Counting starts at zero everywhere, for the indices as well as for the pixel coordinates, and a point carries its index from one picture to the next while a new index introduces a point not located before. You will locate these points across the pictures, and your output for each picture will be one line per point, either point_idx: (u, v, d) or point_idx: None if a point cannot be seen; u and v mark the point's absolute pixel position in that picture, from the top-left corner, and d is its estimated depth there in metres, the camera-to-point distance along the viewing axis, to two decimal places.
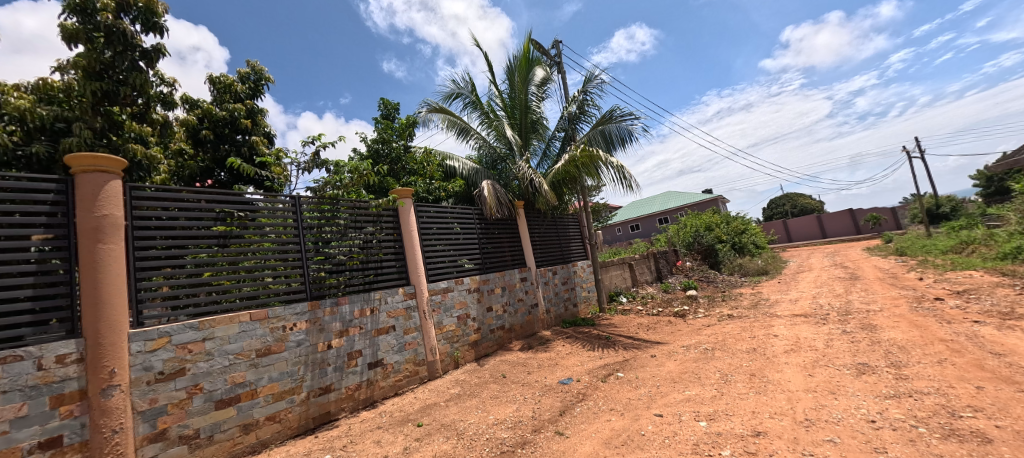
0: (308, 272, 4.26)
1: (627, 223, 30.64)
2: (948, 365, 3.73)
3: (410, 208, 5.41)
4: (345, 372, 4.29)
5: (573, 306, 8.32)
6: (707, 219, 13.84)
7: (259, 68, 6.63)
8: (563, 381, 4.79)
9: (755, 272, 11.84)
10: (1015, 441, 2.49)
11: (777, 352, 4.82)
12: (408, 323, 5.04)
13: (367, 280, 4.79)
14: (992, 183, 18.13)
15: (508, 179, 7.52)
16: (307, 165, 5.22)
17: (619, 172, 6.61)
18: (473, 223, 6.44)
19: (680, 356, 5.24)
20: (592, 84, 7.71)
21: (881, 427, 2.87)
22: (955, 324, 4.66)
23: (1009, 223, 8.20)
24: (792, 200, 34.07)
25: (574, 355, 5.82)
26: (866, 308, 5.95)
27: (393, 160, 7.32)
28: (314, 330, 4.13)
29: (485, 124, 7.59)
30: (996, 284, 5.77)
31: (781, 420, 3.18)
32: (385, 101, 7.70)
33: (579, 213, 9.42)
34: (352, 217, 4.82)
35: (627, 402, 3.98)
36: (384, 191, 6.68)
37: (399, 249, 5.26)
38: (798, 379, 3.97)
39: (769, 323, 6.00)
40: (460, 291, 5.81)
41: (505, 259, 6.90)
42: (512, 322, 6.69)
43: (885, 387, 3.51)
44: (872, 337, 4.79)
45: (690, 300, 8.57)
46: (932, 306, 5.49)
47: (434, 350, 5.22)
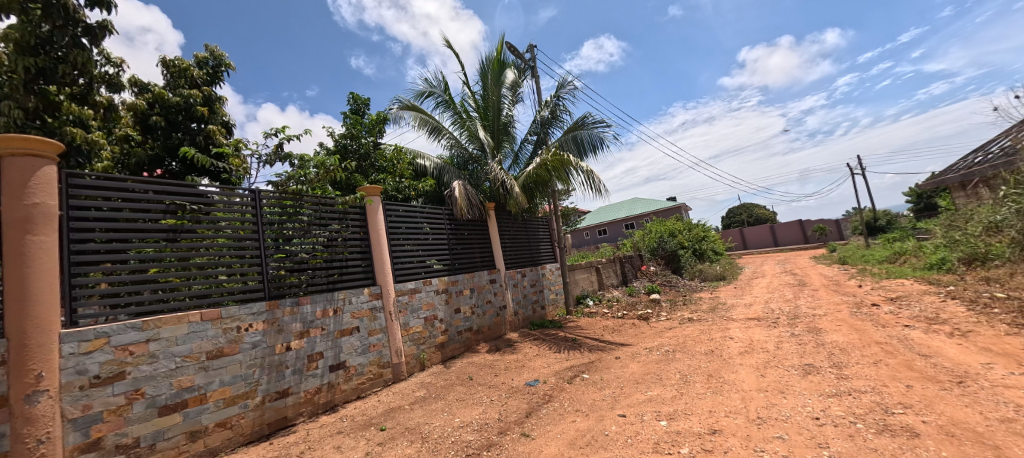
0: (267, 270, 4.08)
1: (595, 227, 31.36)
2: (883, 366, 4.06)
3: (378, 206, 5.29)
4: (304, 375, 4.12)
5: (541, 309, 8.39)
6: (671, 225, 14.35)
7: (219, 53, 6.29)
8: (530, 383, 4.82)
9: (714, 277, 12.40)
10: (939, 434, 2.74)
11: (732, 354, 5.06)
12: (373, 324, 4.91)
13: (331, 280, 4.64)
14: (922, 200, 19.88)
15: (479, 180, 7.51)
16: (269, 158, 4.99)
17: (589, 177, 6.75)
18: (443, 224, 6.38)
19: (643, 358, 5.40)
20: (564, 90, 7.83)
21: (824, 423, 3.08)
22: (890, 328, 5.08)
23: (935, 237, 9.03)
24: (749, 210, 35.97)
25: (541, 357, 5.87)
26: (812, 312, 6.37)
27: (361, 157, 7.12)
28: (272, 332, 3.95)
29: (458, 124, 7.55)
30: (924, 292, 6.33)
31: (736, 419, 3.34)
32: (355, 96, 7.49)
33: (549, 217, 9.52)
34: (316, 214, 4.65)
35: (592, 403, 4.05)
36: (353, 188, 6.65)
37: (365, 248, 5.12)
38: (751, 379, 4.20)
39: (726, 326, 6.31)
40: (428, 292, 5.74)
41: (474, 260, 6.88)
42: (480, 324, 6.67)
43: (828, 386, 3.77)
44: (817, 339, 5.13)
45: (654, 303, 8.87)
46: (869, 311, 5.95)
47: (400, 352, 5.12)
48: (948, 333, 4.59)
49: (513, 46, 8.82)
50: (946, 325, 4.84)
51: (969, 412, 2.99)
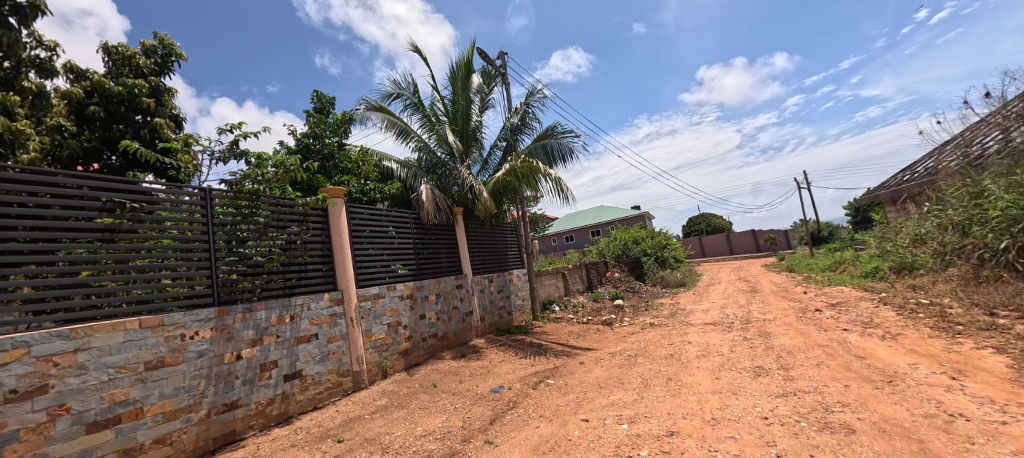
0: (217, 274, 3.83)
1: (562, 234, 31.84)
2: (824, 367, 4.36)
3: (341, 208, 5.11)
4: (255, 386, 3.89)
5: (507, 315, 8.38)
6: (634, 233, 14.79)
7: (169, 42, 5.90)
8: (495, 389, 4.79)
9: (674, 284, 12.88)
10: (871, 430, 2.97)
11: (690, 357, 5.27)
12: (333, 331, 4.72)
13: (288, 285, 4.42)
14: (859, 213, 21.58)
15: (447, 184, 7.45)
16: (223, 154, 4.71)
17: (557, 184, 6.85)
18: (410, 228, 6.26)
19: (607, 362, 5.51)
20: (534, 97, 7.94)
21: (772, 423, 3.26)
22: (830, 331, 5.47)
23: (869, 247, 9.83)
24: (706, 219, 37.71)
25: (506, 363, 5.85)
26: (763, 317, 6.75)
27: (325, 157, 6.86)
28: (221, 340, 3.70)
29: (427, 128, 7.47)
30: (860, 298, 6.87)
31: (692, 420, 3.47)
32: (319, 94, 7.24)
33: (517, 222, 9.55)
34: (274, 216, 4.43)
35: (556, 409, 4.08)
36: (314, 190, 6.40)
37: (326, 252, 4.93)
38: (707, 382, 4.38)
39: (685, 331, 6.56)
40: (392, 297, 5.59)
41: (441, 265, 6.78)
42: (446, 330, 6.57)
43: (776, 387, 4.00)
44: (766, 343, 5.44)
45: (617, 309, 9.08)
46: (813, 315, 6.38)
47: (361, 360, 4.94)
48: (880, 336, 5.00)
49: (483, 52, 8.85)
50: (879, 329, 5.26)
51: (898, 409, 3.26)
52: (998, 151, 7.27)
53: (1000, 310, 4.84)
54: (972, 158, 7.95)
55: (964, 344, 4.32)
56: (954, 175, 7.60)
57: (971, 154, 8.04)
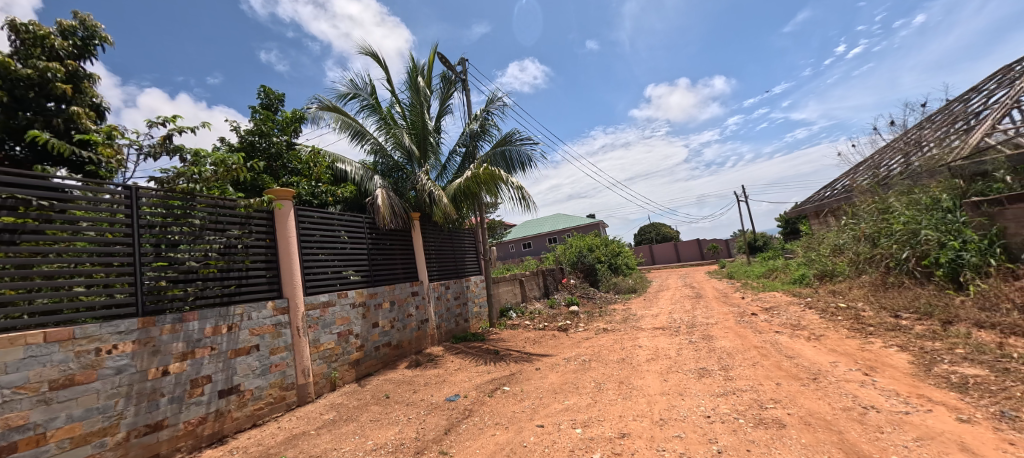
0: (142, 282, 3.48)
1: (519, 241, 32.16)
2: (759, 366, 4.72)
3: (289, 210, 4.83)
4: (185, 404, 3.56)
5: (464, 322, 8.30)
6: (590, 240, 15.23)
7: (91, 23, 5.34)
8: (450, 398, 4.71)
9: (626, 290, 13.41)
10: (799, 424, 3.24)
11: (640, 361, 5.48)
12: (276, 342, 4.42)
13: (226, 292, 4.10)
14: (789, 225, 23.57)
15: (404, 188, 7.30)
16: (154, 150, 4.31)
17: (517, 192, 6.92)
18: (363, 233, 6.04)
19: (562, 368, 5.60)
20: (493, 105, 8.00)
21: (714, 420, 3.48)
22: (765, 333, 5.93)
23: (797, 256, 10.80)
24: (656, 228, 39.60)
25: (462, 371, 5.77)
26: (706, 321, 7.19)
27: (272, 156, 6.44)
28: (145, 354, 3.35)
29: (384, 131, 7.30)
30: (790, 302, 7.53)
31: (642, 421, 3.62)
32: (267, 89, 6.83)
33: (476, 229, 9.51)
34: (211, 218, 4.10)
35: (511, 416, 4.08)
36: (259, 191, 6.00)
37: (271, 257, 4.63)
38: (656, 384, 4.59)
39: (636, 335, 6.83)
40: (343, 305, 5.35)
41: (396, 271, 6.59)
42: (400, 338, 6.38)
43: (717, 387, 4.26)
44: (709, 345, 5.79)
45: (572, 315, 9.26)
46: (750, 319, 6.89)
47: (307, 372, 4.66)
48: (807, 337, 5.49)
49: (444, 57, 8.80)
50: (806, 331, 5.76)
51: (821, 403, 3.59)
52: (901, 173, 8.27)
53: (903, 312, 5.49)
54: (880, 177, 9.00)
55: (875, 343, 4.84)
56: (866, 192, 8.57)
57: (880, 175, 9.09)
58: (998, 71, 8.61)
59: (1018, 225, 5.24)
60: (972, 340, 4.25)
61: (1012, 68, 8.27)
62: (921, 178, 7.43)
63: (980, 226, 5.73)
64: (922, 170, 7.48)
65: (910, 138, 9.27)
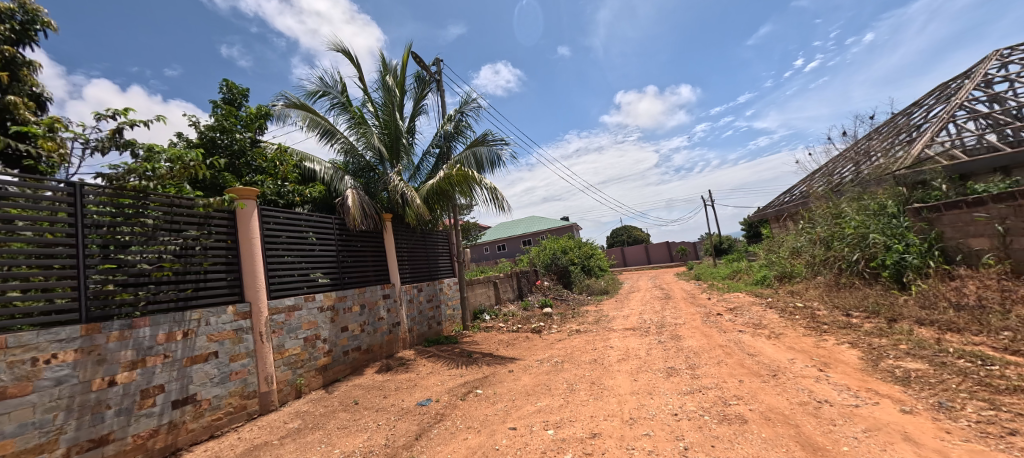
0: (86, 286, 3.22)
1: (494, 243, 32.17)
2: (724, 365, 4.90)
3: (253, 210, 4.62)
4: (133, 416, 3.32)
5: (437, 325, 8.19)
6: (564, 242, 15.39)
7: (33, 7, 4.93)
8: (422, 402, 4.62)
9: (599, 291, 13.64)
10: (760, 419, 3.39)
11: (612, 361, 5.58)
12: (237, 348, 4.21)
13: (182, 297, 3.86)
14: (752, 228, 24.61)
15: (376, 189, 7.14)
16: (102, 144, 4.00)
17: (491, 193, 6.91)
18: (332, 234, 5.85)
19: (535, 369, 5.62)
20: (468, 106, 7.97)
21: (681, 418, 3.58)
22: (729, 333, 6.17)
23: (759, 258, 11.33)
24: (628, 231, 40.56)
25: (434, 374, 5.69)
26: (675, 321, 7.41)
27: (234, 153, 6.08)
28: (89, 363, 3.10)
29: (355, 130, 7.11)
30: (752, 303, 7.87)
31: (613, 421, 3.67)
32: (230, 84, 6.52)
33: (449, 231, 9.41)
34: (165, 217, 3.85)
35: (484, 419, 4.05)
36: (220, 189, 5.68)
37: (232, 259, 4.40)
38: (627, 383, 4.68)
39: (607, 336, 6.95)
40: (310, 309, 5.16)
41: (366, 274, 6.43)
42: (370, 342, 6.21)
43: (685, 385, 4.39)
44: (677, 345, 5.96)
45: (546, 317, 9.32)
46: (715, 319, 7.16)
47: (270, 379, 4.46)
48: (767, 335, 5.75)
49: (418, 56, 8.68)
50: (767, 329, 6.04)
51: (780, 399, 3.76)
52: (852, 180, 8.83)
53: (853, 311, 5.85)
54: (834, 184, 9.57)
55: (829, 340, 5.13)
56: (821, 198, 9.09)
57: (833, 182, 9.67)
58: (937, 88, 9.37)
59: (954, 230, 5.70)
60: (913, 336, 4.58)
61: (948, 86, 9.01)
62: (869, 186, 7.96)
63: (920, 230, 6.19)
64: (870, 178, 8.02)
65: (860, 148, 9.94)
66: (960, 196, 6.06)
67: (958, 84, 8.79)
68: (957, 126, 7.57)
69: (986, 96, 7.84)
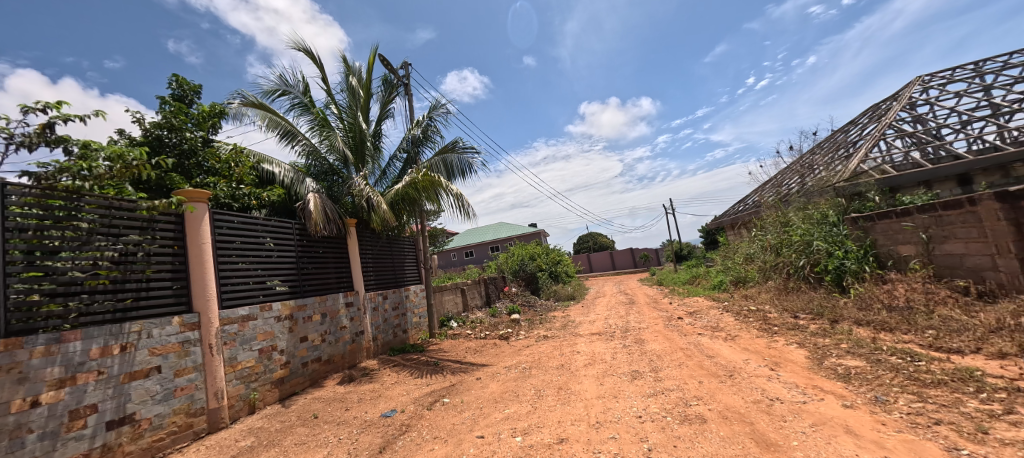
0: (6, 296, 2.90)
1: (461, 249, 31.94)
2: (685, 367, 5.08)
3: (203, 214, 4.33)
4: (60, 440, 3.01)
5: (402, 333, 7.99)
6: (531, 248, 15.50)
7: None
8: (386, 413, 4.48)
9: (566, 297, 13.82)
10: (718, 418, 3.53)
11: (578, 366, 5.65)
12: (182, 362, 3.91)
13: (120, 308, 3.55)
14: (709, 235, 25.78)
15: (340, 193, 6.92)
16: (30, 139, 3.62)
17: (458, 200, 6.87)
18: (292, 240, 5.60)
19: (503, 376, 5.59)
20: (437, 111, 7.91)
21: (645, 420, 3.67)
22: (689, 336, 6.42)
23: (715, 264, 11.91)
24: (593, 238, 41.45)
25: (399, 384, 5.53)
26: (639, 326, 7.63)
27: (183, 153, 5.64)
28: (7, 383, 2.79)
29: (318, 133, 6.87)
30: (710, 306, 8.24)
31: (580, 426, 3.71)
32: (180, 79, 6.12)
33: (416, 237, 9.25)
34: (103, 221, 3.53)
35: (451, 428, 3.97)
36: (166, 192, 5.26)
37: (179, 266, 4.09)
38: (593, 388, 4.76)
39: (574, 341, 7.04)
40: (266, 319, 4.89)
41: (328, 281, 6.19)
42: (331, 352, 5.97)
43: (648, 387, 4.52)
44: (641, 349, 6.12)
45: (513, 323, 9.32)
46: (676, 322, 7.43)
47: (220, 395, 4.17)
48: (724, 338, 6.04)
49: (385, 59, 8.54)
50: (724, 332, 6.33)
51: (736, 398, 3.95)
52: (798, 191, 9.48)
53: (800, 313, 6.26)
54: (783, 193, 10.25)
55: (779, 341, 5.46)
56: (771, 207, 9.70)
57: (782, 192, 10.33)
58: (870, 108, 10.27)
59: (886, 238, 6.24)
60: (853, 336, 4.96)
61: (879, 107, 9.91)
62: (812, 196, 8.59)
63: (857, 238, 6.74)
64: (814, 189, 8.66)
65: (805, 162, 10.70)
66: (891, 207, 6.69)
67: (887, 105, 9.68)
68: (887, 143, 8.33)
69: (911, 116, 8.68)
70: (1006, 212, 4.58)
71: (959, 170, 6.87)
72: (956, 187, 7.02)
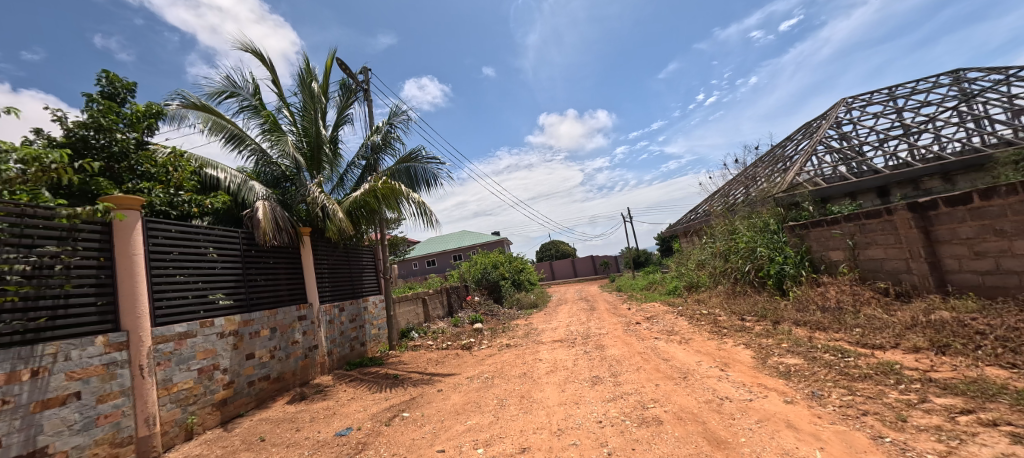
0: None
1: (422, 258, 31.38)
2: (642, 370, 5.25)
3: (135, 222, 3.96)
4: None
5: (360, 346, 7.67)
6: (494, 256, 15.46)
7: None
8: (341, 432, 4.26)
9: (528, 304, 13.90)
10: (673, 419, 3.67)
11: (541, 374, 5.68)
12: (107, 387, 3.52)
13: (32, 328, 3.15)
14: (665, 242, 26.88)
15: (293, 201, 6.60)
16: None
17: (420, 208, 6.74)
18: (238, 250, 5.24)
19: (465, 387, 5.50)
20: (398, 118, 7.76)
21: (604, 425, 3.74)
22: (646, 340, 6.64)
23: (670, 270, 12.46)
24: (555, 246, 42.12)
25: (356, 401, 5.28)
26: (599, 331, 7.79)
27: (113, 157, 5.11)
28: None
29: (269, 137, 6.52)
30: (666, 311, 8.59)
31: (542, 434, 3.72)
32: (111, 75, 5.60)
33: (375, 246, 8.98)
34: (13, 230, 3.13)
35: (410, 444, 3.85)
36: (91, 198, 4.74)
37: (105, 280, 3.70)
38: (555, 395, 4.79)
39: (536, 349, 7.07)
40: (207, 336, 4.53)
41: (280, 293, 5.85)
42: (281, 369, 5.61)
43: (608, 392, 4.62)
44: (602, 354, 6.26)
45: (476, 333, 9.21)
46: (635, 327, 7.68)
47: (151, 421, 3.79)
48: (678, 341, 6.31)
49: (343, 63, 8.30)
50: (678, 336, 6.60)
51: (690, 399, 4.12)
52: (742, 201, 10.14)
53: (746, 316, 6.67)
54: (729, 203, 10.96)
55: (728, 343, 5.78)
56: (719, 216, 10.34)
57: (729, 202, 11.02)
58: (803, 126, 11.23)
59: (819, 245, 6.81)
60: (792, 335, 5.35)
61: (811, 124, 10.86)
62: (754, 206, 9.25)
63: (795, 244, 7.31)
64: (756, 199, 9.33)
65: (749, 174, 11.50)
66: (822, 216, 7.32)
67: (818, 123, 10.62)
68: (818, 158, 9.13)
69: (837, 134, 9.58)
70: (916, 221, 5.14)
71: (878, 183, 7.65)
72: (876, 198, 7.81)
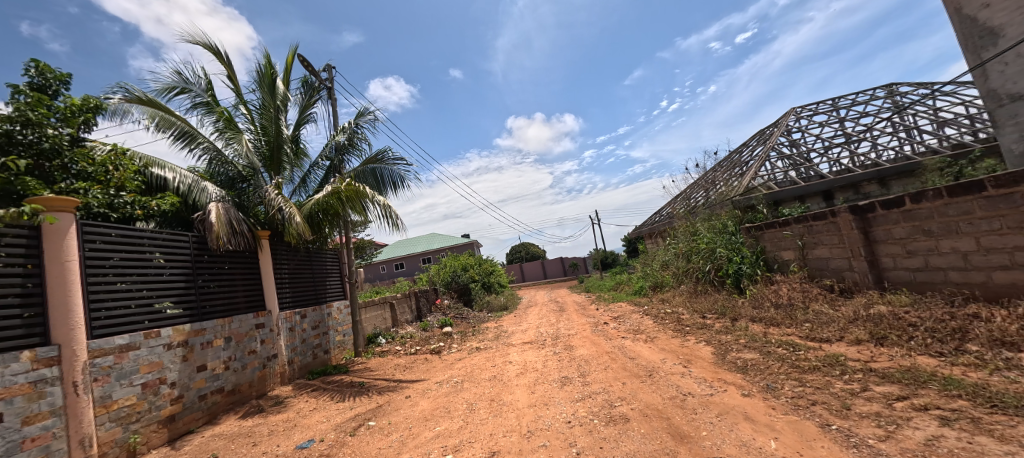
0: None
1: (389, 262, 30.69)
2: (609, 369, 5.36)
3: (69, 224, 3.62)
4: None
5: (323, 353, 7.38)
6: (464, 259, 15.35)
7: None
8: (302, 445, 4.07)
9: (498, 307, 13.89)
10: (639, 416, 3.76)
11: (511, 376, 5.68)
12: (34, 407, 3.18)
13: None
14: (631, 243, 27.62)
15: (250, 203, 6.29)
16: None
17: (386, 211, 6.57)
18: (188, 255, 4.92)
19: (434, 392, 5.40)
20: (364, 118, 7.54)
21: (574, 424, 3.78)
22: (614, 339, 6.79)
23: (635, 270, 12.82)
24: (524, 248, 42.35)
25: (318, 411, 5.07)
26: (568, 332, 7.89)
27: (43, 153, 4.50)
28: None
29: (223, 135, 6.17)
30: (632, 311, 8.82)
31: (511, 436, 3.71)
32: (42, 65, 5.11)
33: (340, 250, 8.68)
34: None
35: (378, 453, 3.73)
36: (14, 199, 4.20)
37: (31, 289, 3.35)
38: (525, 396, 4.80)
39: (506, 351, 7.05)
40: (152, 348, 4.20)
41: (236, 299, 5.53)
42: (236, 381, 5.30)
43: (576, 392, 4.68)
44: (571, 355, 6.33)
45: (445, 337, 9.08)
46: (603, 327, 7.83)
47: (87, 442, 3.46)
48: (644, 339, 6.49)
49: (305, 59, 7.99)
50: (644, 334, 6.79)
51: (655, 395, 4.24)
52: (702, 204, 10.61)
53: (707, 314, 6.96)
54: (690, 205, 11.43)
55: (690, 340, 6.00)
56: (681, 218, 10.76)
57: (690, 204, 11.49)
58: (757, 133, 11.89)
59: (773, 245, 7.21)
60: (748, 331, 5.62)
61: (764, 132, 11.51)
62: (713, 208, 9.69)
63: (751, 245, 7.70)
64: (715, 202, 9.78)
65: (708, 178, 12.04)
66: (774, 218, 7.76)
67: (771, 131, 11.28)
68: (771, 163, 9.69)
69: (787, 141, 10.20)
70: (857, 222, 5.56)
71: (824, 187, 8.20)
72: (822, 201, 8.36)
